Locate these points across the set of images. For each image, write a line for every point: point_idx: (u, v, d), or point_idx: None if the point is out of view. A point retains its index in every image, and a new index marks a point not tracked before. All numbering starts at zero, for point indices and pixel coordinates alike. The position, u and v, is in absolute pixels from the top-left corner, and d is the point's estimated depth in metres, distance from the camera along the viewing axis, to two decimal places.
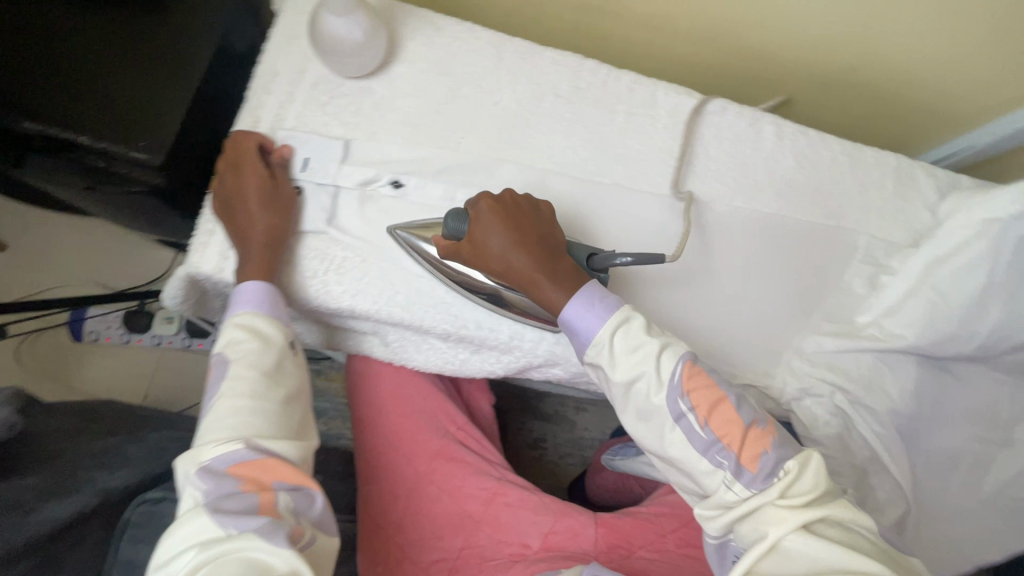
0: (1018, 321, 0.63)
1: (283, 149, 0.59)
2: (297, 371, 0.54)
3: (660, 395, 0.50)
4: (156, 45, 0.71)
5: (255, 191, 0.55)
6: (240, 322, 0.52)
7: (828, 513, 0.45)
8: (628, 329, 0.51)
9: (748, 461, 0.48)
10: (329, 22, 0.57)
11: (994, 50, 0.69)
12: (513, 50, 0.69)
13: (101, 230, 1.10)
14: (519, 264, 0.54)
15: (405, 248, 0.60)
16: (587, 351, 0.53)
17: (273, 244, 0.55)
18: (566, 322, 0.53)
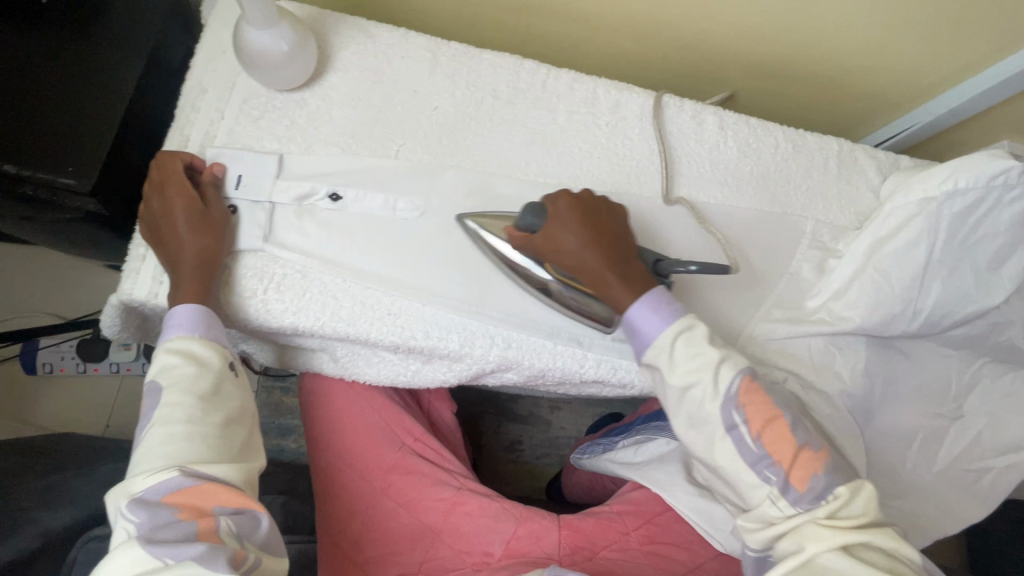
0: (955, 298, 0.65)
1: (214, 166, 0.58)
2: (238, 392, 0.53)
3: (717, 404, 0.52)
4: (80, 67, 0.69)
5: (183, 212, 0.54)
6: (174, 347, 0.51)
7: (871, 539, 0.46)
8: (692, 335, 0.54)
9: (797, 480, 0.49)
10: (250, 35, 0.56)
11: (918, 30, 0.71)
12: (450, 55, 0.69)
13: (49, 258, 1.07)
14: (594, 259, 0.56)
15: (474, 239, 0.62)
16: (646, 354, 0.55)
17: (205, 266, 0.53)
18: (628, 323, 0.56)
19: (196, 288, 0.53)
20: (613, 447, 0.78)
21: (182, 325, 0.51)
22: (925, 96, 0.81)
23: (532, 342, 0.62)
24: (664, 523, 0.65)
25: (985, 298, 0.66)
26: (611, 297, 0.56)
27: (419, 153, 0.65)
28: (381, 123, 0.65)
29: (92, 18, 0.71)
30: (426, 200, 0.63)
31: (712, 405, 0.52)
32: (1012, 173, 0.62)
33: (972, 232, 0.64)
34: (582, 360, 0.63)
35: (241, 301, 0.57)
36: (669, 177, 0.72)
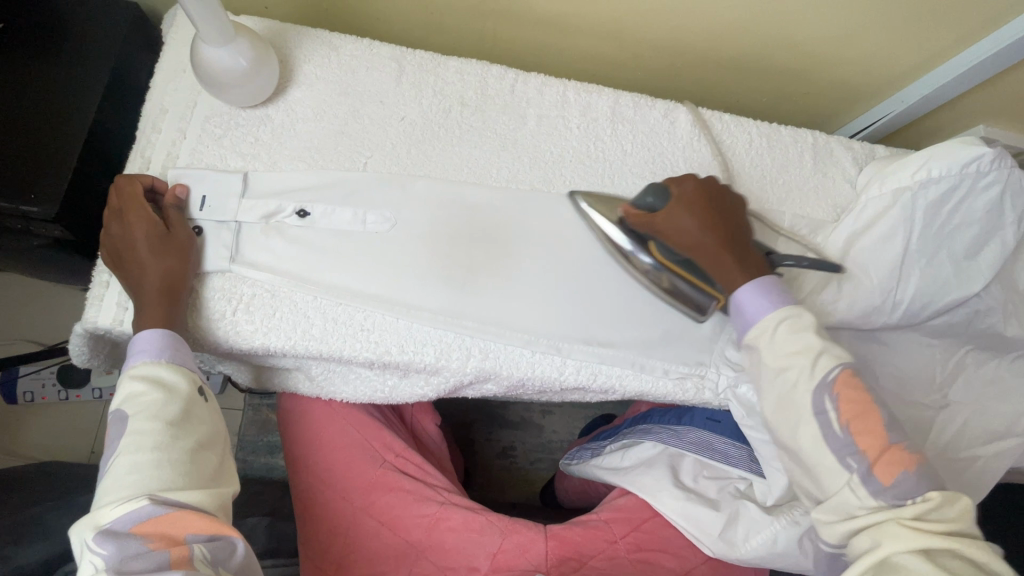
0: (935, 287, 0.64)
1: (176, 188, 0.56)
2: (209, 416, 0.51)
3: (812, 386, 0.51)
4: (40, 91, 0.67)
5: (143, 236, 0.53)
6: (139, 374, 0.49)
7: (960, 548, 0.43)
8: (797, 321, 0.54)
9: (883, 474, 0.47)
10: (206, 52, 0.55)
11: (887, 18, 0.71)
12: (415, 64, 0.68)
13: (25, 284, 1.05)
14: (711, 238, 0.58)
15: (583, 216, 0.66)
16: (749, 333, 0.56)
17: (168, 290, 0.52)
18: (736, 303, 0.57)
19: (161, 313, 0.51)
20: (600, 452, 0.77)
21: (147, 351, 0.50)
22: (898, 84, 0.81)
23: (509, 352, 0.62)
24: (653, 529, 0.64)
25: (964, 287, 0.65)
26: (723, 277, 0.58)
27: (387, 164, 0.64)
28: (348, 135, 0.64)
29: (50, 41, 0.69)
30: (397, 212, 0.63)
31: (807, 387, 0.51)
32: (984, 159, 0.62)
33: (948, 220, 0.64)
34: (562, 367, 0.63)
35: (209, 324, 0.56)
36: (643, 178, 0.71)
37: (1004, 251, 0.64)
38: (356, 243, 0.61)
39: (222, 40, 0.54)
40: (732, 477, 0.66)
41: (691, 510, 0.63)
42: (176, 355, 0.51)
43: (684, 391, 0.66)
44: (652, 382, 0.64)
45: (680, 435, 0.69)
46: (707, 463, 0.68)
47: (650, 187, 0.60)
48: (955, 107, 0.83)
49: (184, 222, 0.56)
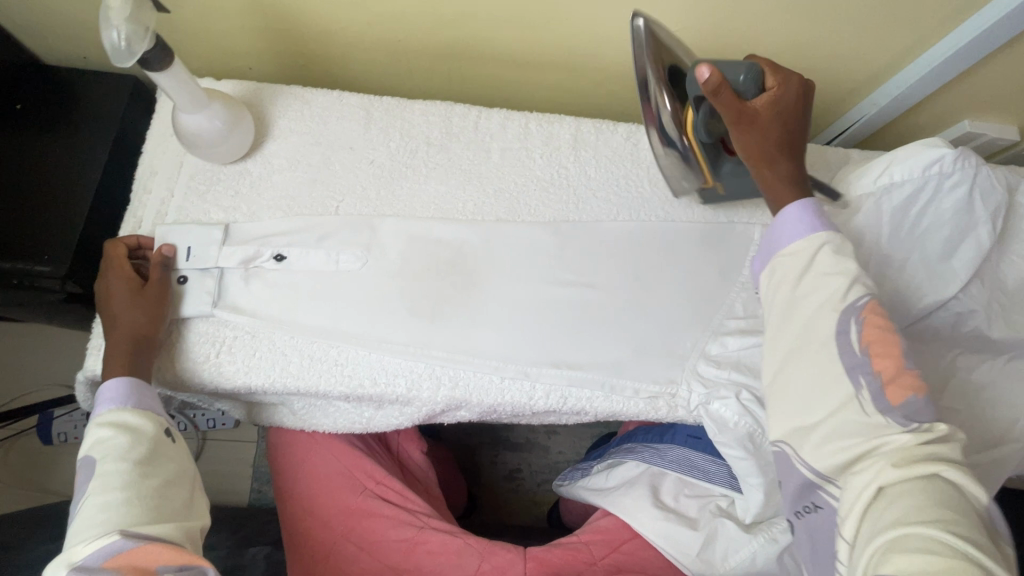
0: (911, 292, 0.63)
1: (163, 246, 0.61)
2: (173, 455, 0.55)
3: (840, 308, 0.45)
4: (55, 165, 0.76)
5: (120, 293, 0.58)
6: (106, 419, 0.53)
7: (942, 469, 0.39)
8: (840, 248, 0.47)
9: (895, 392, 0.42)
10: (183, 119, 0.61)
11: (843, 25, 0.71)
12: (383, 109, 0.72)
13: (59, 333, 1.14)
14: (786, 138, 0.52)
15: (640, 43, 0.59)
16: (779, 252, 0.50)
17: (134, 342, 0.57)
18: (779, 216, 0.50)
19: (128, 363, 0.56)
20: (588, 473, 0.77)
21: (114, 398, 0.54)
22: (870, 85, 0.80)
23: (478, 379, 0.63)
24: (632, 550, 0.64)
25: (940, 290, 0.63)
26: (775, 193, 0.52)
27: (358, 206, 0.68)
28: (321, 181, 0.68)
29: (62, 119, 0.78)
30: (367, 250, 0.66)
31: (835, 309, 0.45)
32: (946, 160, 0.61)
33: (917, 223, 0.63)
34: (531, 391, 0.64)
35: (197, 367, 0.61)
36: (607, 199, 0.72)
37: (980, 250, 0.63)
38: (328, 284, 0.64)
39: (197, 106, 0.60)
40: (715, 495, 0.65)
41: (667, 530, 0.62)
42: (142, 401, 0.55)
43: (657, 410, 0.66)
44: (623, 402, 0.65)
45: (661, 454, 0.70)
46: (689, 481, 0.67)
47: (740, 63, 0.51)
48: (935, 102, 0.82)
49: (162, 277, 0.60)
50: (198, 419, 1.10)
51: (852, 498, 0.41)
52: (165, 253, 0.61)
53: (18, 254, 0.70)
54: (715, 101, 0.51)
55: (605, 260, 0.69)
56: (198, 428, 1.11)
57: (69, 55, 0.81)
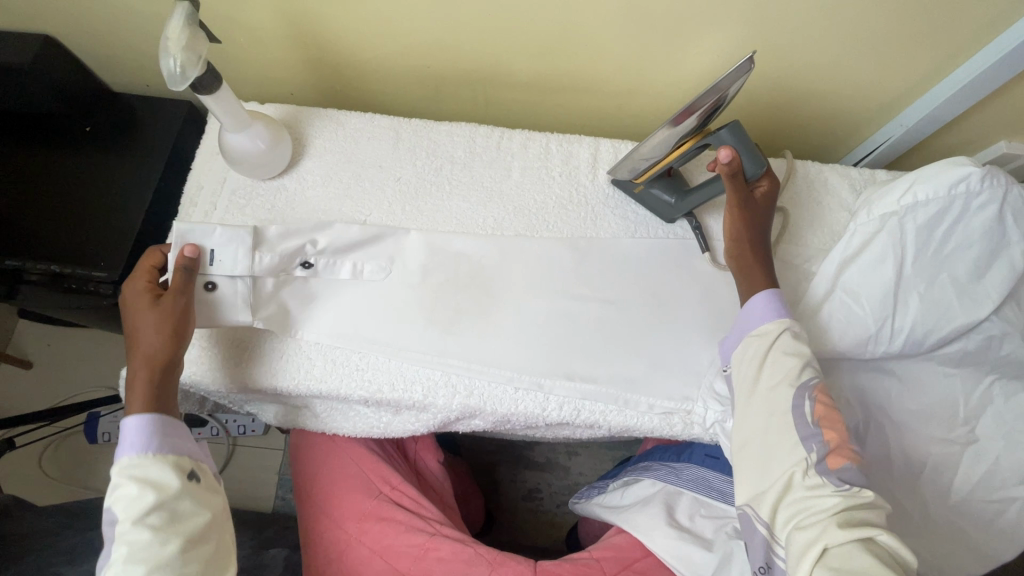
0: (938, 315, 0.61)
1: (185, 249, 0.60)
2: (194, 499, 0.53)
3: (795, 385, 0.54)
4: (116, 180, 0.83)
5: (136, 307, 0.57)
6: (130, 465, 0.52)
7: (879, 533, 0.47)
8: (796, 335, 0.57)
9: (834, 458, 0.50)
10: (229, 138, 0.66)
11: (865, 49, 0.71)
12: (411, 130, 0.77)
13: (109, 339, 1.23)
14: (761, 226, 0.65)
15: (724, 79, 0.55)
16: (748, 333, 0.59)
17: (148, 358, 0.56)
18: (748, 304, 0.61)
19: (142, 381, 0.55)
20: (605, 490, 0.77)
21: (136, 440, 0.53)
22: (893, 109, 0.80)
23: (493, 388, 0.65)
24: (644, 569, 0.63)
25: (969, 312, 0.61)
26: (750, 275, 0.62)
27: (384, 221, 0.72)
28: (350, 197, 0.73)
29: (124, 140, 0.86)
30: (390, 262, 0.69)
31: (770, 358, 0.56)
32: (973, 179, 0.60)
33: (942, 245, 0.61)
34: (544, 403, 0.65)
35: (231, 369, 0.65)
36: (626, 216, 0.73)
37: (1013, 272, 0.60)
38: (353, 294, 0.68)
39: (241, 126, 0.65)
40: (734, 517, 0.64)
41: (679, 551, 0.61)
42: (162, 443, 0.54)
43: (672, 427, 0.66)
44: (637, 417, 0.65)
45: (677, 473, 0.69)
46: (705, 502, 0.66)
47: (759, 159, 0.62)
48: (967, 122, 0.80)
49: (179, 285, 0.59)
50: (231, 425, 1.16)
51: (800, 551, 0.49)
52: (189, 257, 0.60)
53: (80, 261, 0.77)
54: (727, 180, 0.61)
55: (623, 276, 0.70)
56: (229, 433, 1.16)
57: (132, 82, 0.89)
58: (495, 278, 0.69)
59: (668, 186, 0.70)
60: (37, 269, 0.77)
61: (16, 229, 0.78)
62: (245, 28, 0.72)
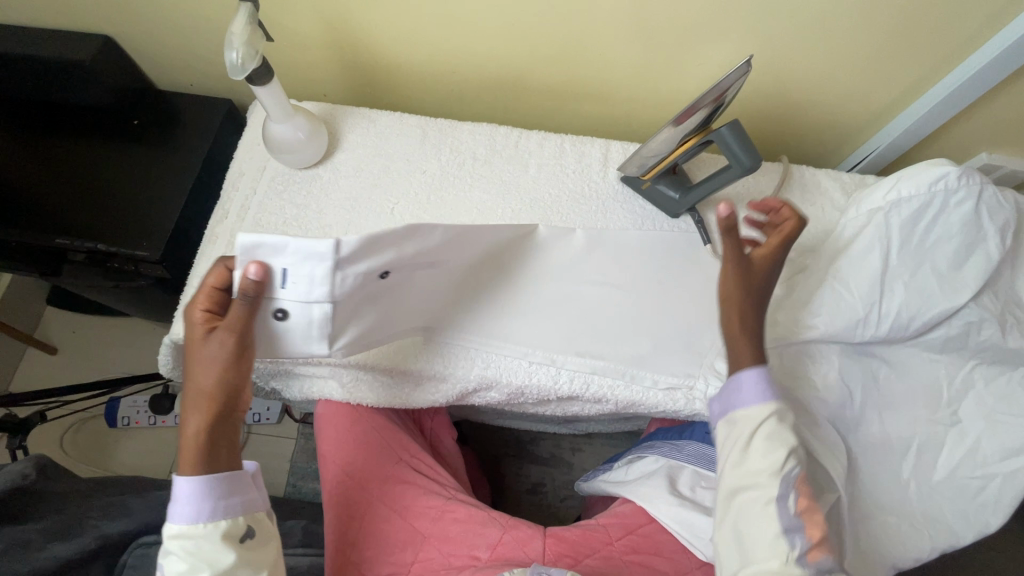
0: (921, 301, 0.66)
1: (251, 271, 0.52)
2: (247, 561, 0.52)
3: (779, 475, 0.49)
4: (159, 168, 0.90)
5: (190, 341, 0.52)
6: (181, 533, 0.50)
7: None
8: (782, 422, 0.52)
9: (814, 553, 0.47)
10: (275, 129, 0.73)
11: (855, 64, 0.77)
12: (437, 129, 0.83)
13: (134, 327, 1.28)
14: (756, 292, 0.58)
15: (723, 81, 0.60)
16: (732, 413, 0.54)
17: (200, 404, 0.52)
18: (733, 381, 0.55)
19: (194, 429, 0.51)
20: (610, 468, 0.81)
21: (185, 510, 0.51)
22: (881, 120, 0.86)
23: (509, 361, 0.70)
24: (648, 534, 0.67)
25: (950, 298, 0.66)
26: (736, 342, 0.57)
27: (411, 209, 0.78)
28: (380, 187, 0.79)
29: (168, 133, 0.93)
30: None
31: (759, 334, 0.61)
32: (951, 177, 0.65)
33: (924, 237, 0.66)
34: (557, 376, 0.70)
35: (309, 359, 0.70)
36: (634, 210, 0.79)
37: (989, 262, 0.65)
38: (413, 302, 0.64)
39: (285, 117, 0.72)
40: None
41: (681, 517, 0.65)
42: (212, 512, 0.51)
43: (675, 402, 0.70)
44: (641, 392, 0.70)
45: (680, 449, 0.73)
46: (706, 474, 0.70)
47: (755, 154, 0.63)
48: (948, 134, 0.86)
49: (234, 320, 0.52)
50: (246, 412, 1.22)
51: None
52: (251, 281, 0.52)
53: (123, 240, 0.84)
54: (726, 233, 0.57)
55: (631, 265, 0.76)
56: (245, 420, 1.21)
57: (178, 82, 0.96)
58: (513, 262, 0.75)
59: (673, 182, 0.75)
60: (80, 246, 0.83)
61: (65, 211, 0.85)
62: (289, 32, 0.79)
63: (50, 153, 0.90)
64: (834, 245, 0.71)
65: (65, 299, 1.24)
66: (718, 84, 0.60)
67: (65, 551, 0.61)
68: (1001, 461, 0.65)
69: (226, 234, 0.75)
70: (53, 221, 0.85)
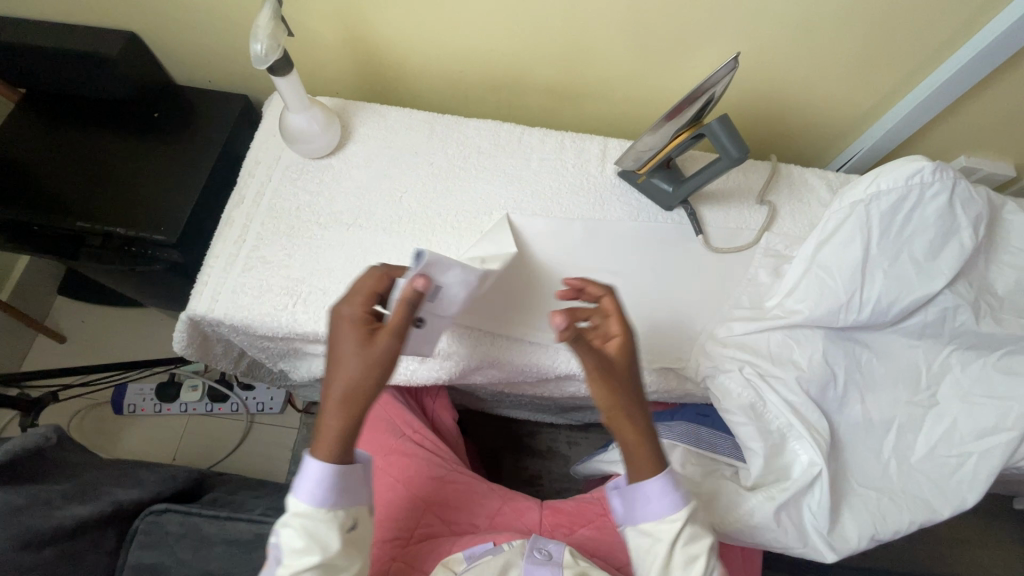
0: (900, 287, 0.70)
1: (417, 284, 0.56)
2: (348, 551, 0.54)
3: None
4: (176, 158, 0.94)
5: (348, 337, 0.55)
6: (302, 510, 0.53)
7: None
8: (693, 524, 0.56)
9: None
10: (293, 120, 0.77)
11: (840, 68, 0.82)
12: (444, 123, 0.87)
13: (144, 318, 1.32)
14: (632, 387, 0.58)
15: (714, 77, 0.64)
16: (643, 525, 0.57)
17: (349, 401, 0.53)
18: (635, 493, 0.57)
19: (338, 425, 0.53)
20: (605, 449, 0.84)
21: (313, 490, 0.53)
22: (865, 123, 0.91)
23: (511, 340, 0.74)
24: None
25: (926, 285, 0.70)
26: (641, 457, 0.57)
27: (418, 198, 0.82)
28: (389, 177, 0.83)
29: (185, 125, 0.97)
30: (426, 232, 0.80)
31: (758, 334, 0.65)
32: (926, 172, 0.69)
33: (903, 227, 0.70)
34: (555, 355, 0.74)
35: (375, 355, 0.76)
36: (630, 203, 0.83)
37: (963, 251, 0.70)
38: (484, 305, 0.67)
39: (302, 108, 0.76)
40: (721, 464, 0.72)
41: None
42: (332, 501, 0.53)
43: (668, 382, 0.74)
44: None
45: (672, 429, 0.77)
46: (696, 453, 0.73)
47: (743, 144, 0.67)
48: (929, 137, 0.91)
49: (398, 326, 0.54)
50: (249, 402, 1.24)
51: None
52: (420, 293, 0.55)
53: (141, 225, 0.88)
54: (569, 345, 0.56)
55: (626, 254, 0.80)
56: (248, 410, 1.24)
57: (197, 78, 1.00)
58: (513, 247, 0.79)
59: (667, 177, 0.80)
60: (100, 230, 0.87)
61: (86, 197, 0.90)
62: (306, 30, 0.84)
63: (73, 143, 0.94)
64: (823, 233, 0.74)
65: (81, 287, 1.29)
66: (708, 80, 0.64)
67: (82, 513, 0.64)
68: (976, 440, 0.69)
69: (242, 218, 0.79)
70: (73, 207, 0.89)
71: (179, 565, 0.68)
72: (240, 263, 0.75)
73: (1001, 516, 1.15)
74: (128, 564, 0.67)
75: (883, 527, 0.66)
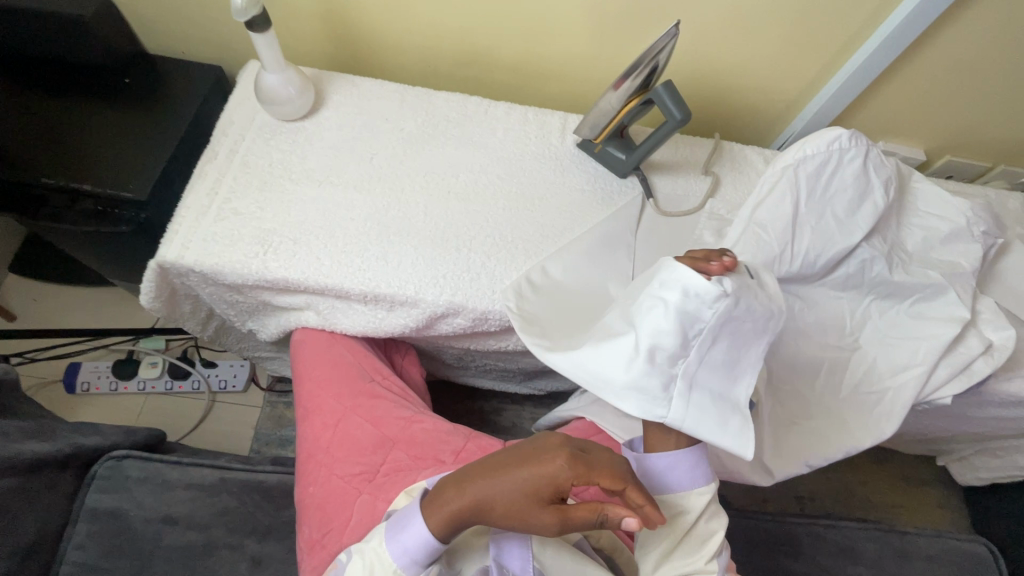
0: (824, 241, 0.77)
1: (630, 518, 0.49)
2: None
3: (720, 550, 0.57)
4: (144, 121, 0.95)
5: (533, 478, 0.50)
6: (382, 555, 0.52)
7: None
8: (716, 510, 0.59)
9: None
10: (268, 79, 0.80)
11: (772, 55, 0.92)
12: (415, 93, 0.92)
13: (99, 294, 1.28)
14: None
15: (665, 40, 0.71)
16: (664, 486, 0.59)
17: (473, 512, 0.51)
18: (665, 460, 0.59)
19: (446, 515, 0.51)
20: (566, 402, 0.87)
21: (404, 551, 0.52)
22: (796, 107, 1.01)
23: (476, 290, 0.77)
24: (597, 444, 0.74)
25: (846, 239, 0.78)
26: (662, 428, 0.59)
27: (387, 160, 0.86)
28: (360, 139, 0.87)
29: (155, 91, 0.99)
30: (395, 189, 0.84)
31: None
32: (844, 138, 0.77)
33: (828, 186, 0.77)
34: None
35: (370, 318, 0.80)
36: (587, 170, 0.90)
37: (877, 209, 0.78)
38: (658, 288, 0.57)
39: (279, 68, 0.79)
40: None
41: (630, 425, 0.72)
42: (410, 568, 0.52)
43: None
44: None
45: None
46: None
47: (685, 105, 0.74)
48: (854, 122, 1.02)
49: (571, 522, 0.50)
50: (212, 379, 1.22)
51: None
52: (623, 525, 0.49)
53: (108, 182, 0.88)
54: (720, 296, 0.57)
55: (584, 215, 0.86)
56: (210, 388, 1.22)
57: (171, 48, 1.03)
58: (469, 200, 0.85)
59: (621, 146, 0.87)
60: (63, 186, 0.87)
61: (47, 155, 0.90)
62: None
63: (38, 104, 0.94)
64: (765, 182, 0.79)
65: (35, 262, 1.26)
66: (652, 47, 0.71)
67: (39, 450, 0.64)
68: (891, 375, 0.77)
69: (215, 172, 0.81)
70: (34, 164, 0.89)
71: (138, 508, 0.69)
72: (212, 214, 0.78)
73: (930, 481, 1.24)
74: (84, 508, 0.68)
75: (812, 454, 0.75)
